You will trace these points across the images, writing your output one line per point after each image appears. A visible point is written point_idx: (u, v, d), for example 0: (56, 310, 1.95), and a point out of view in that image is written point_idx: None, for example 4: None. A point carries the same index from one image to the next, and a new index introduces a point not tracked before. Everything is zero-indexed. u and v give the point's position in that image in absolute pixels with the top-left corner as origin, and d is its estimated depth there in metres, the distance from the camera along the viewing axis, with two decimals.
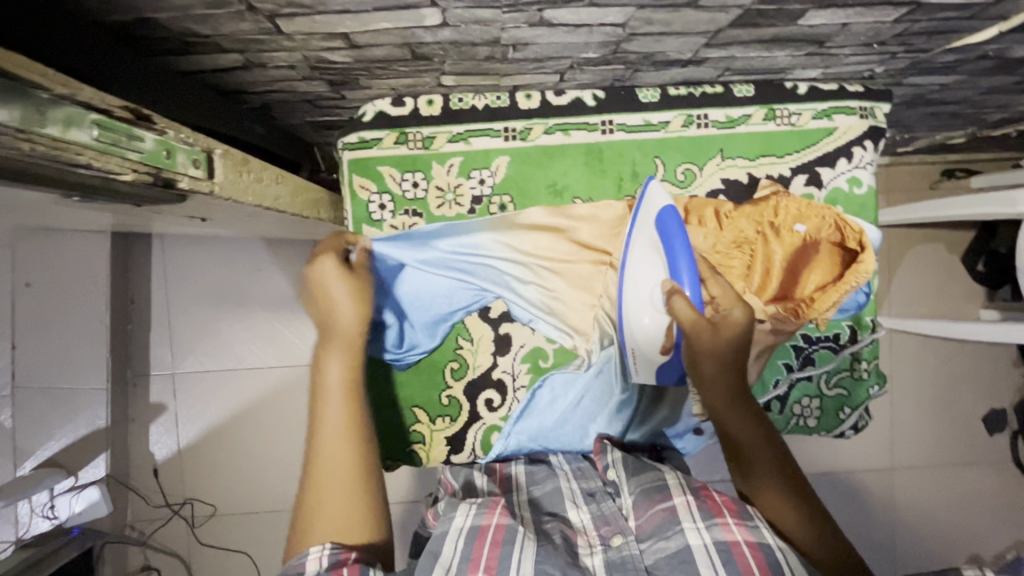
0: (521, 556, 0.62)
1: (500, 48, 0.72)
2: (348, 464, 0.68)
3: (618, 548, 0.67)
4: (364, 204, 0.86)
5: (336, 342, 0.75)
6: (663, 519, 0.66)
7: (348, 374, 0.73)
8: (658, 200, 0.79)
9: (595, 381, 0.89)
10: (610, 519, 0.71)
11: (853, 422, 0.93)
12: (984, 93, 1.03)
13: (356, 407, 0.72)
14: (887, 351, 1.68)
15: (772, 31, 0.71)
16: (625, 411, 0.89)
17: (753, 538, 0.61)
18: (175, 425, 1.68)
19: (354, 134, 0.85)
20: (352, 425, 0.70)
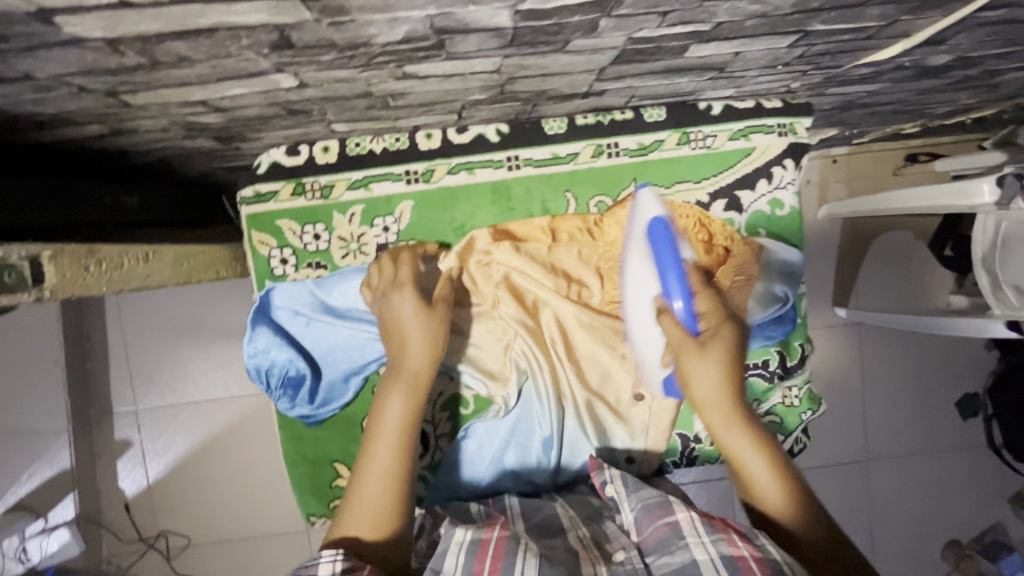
0: (523, 567, 0.57)
1: (377, 99, 0.69)
2: (371, 522, 0.62)
3: (622, 563, 0.63)
4: (265, 260, 0.82)
5: (401, 380, 0.70)
6: (666, 534, 0.63)
7: (406, 417, 0.68)
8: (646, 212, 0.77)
9: (516, 423, 0.85)
10: (613, 539, 0.69)
11: (787, 447, 0.90)
12: (919, 93, 0.99)
13: (405, 455, 0.66)
14: (855, 345, 1.66)
15: (662, 64, 0.67)
16: (550, 452, 0.85)
17: (761, 554, 0.56)
18: (139, 461, 1.65)
19: (249, 187, 0.82)
20: (397, 471, 0.65)
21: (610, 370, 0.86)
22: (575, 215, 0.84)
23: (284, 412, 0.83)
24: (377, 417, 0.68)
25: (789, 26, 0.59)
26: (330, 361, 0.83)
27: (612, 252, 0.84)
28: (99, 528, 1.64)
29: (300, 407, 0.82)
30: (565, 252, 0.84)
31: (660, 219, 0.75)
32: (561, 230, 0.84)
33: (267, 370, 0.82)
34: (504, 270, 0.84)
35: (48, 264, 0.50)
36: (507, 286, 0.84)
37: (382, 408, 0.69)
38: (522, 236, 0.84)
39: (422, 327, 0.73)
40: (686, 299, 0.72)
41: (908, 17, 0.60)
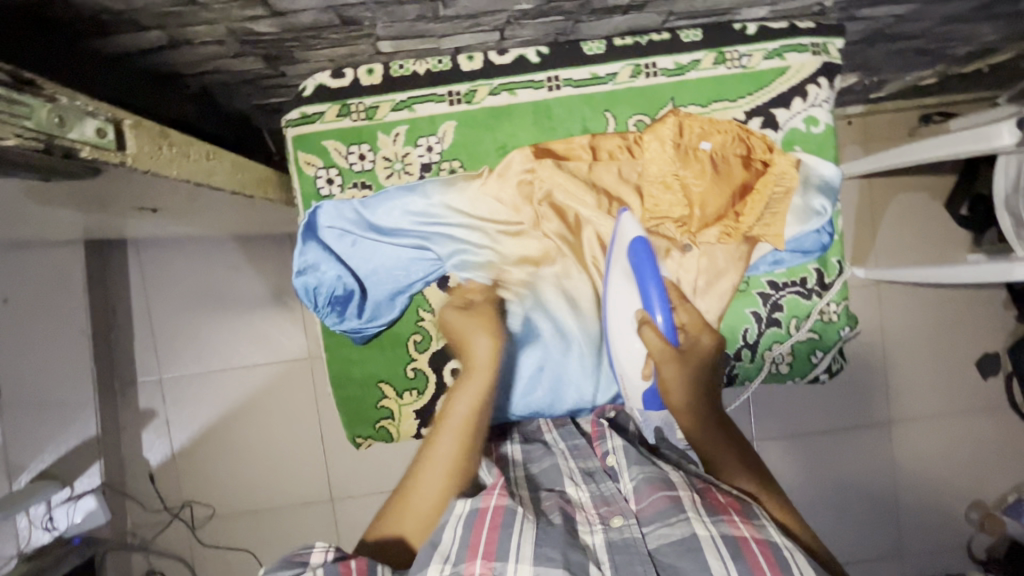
0: (520, 539, 0.62)
1: (428, 6, 0.70)
2: (438, 497, 0.73)
3: (619, 530, 0.66)
4: (311, 180, 0.84)
5: (461, 387, 0.84)
6: (667, 505, 0.66)
7: (468, 415, 0.81)
8: (628, 231, 0.81)
9: (559, 341, 0.87)
10: (610, 500, 0.71)
11: (827, 365, 0.92)
12: (943, 23, 1.01)
13: (467, 448, 0.77)
14: (876, 305, 1.67)
15: None
16: (592, 369, 0.88)
17: (760, 535, 0.61)
18: (165, 430, 1.60)
19: (296, 110, 0.84)
20: (462, 457, 0.76)
21: None
22: (618, 131, 0.86)
23: (332, 327, 0.84)
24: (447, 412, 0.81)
25: None
26: (376, 280, 0.84)
27: (651, 168, 0.84)
28: (125, 498, 1.60)
29: (348, 321, 0.84)
30: (609, 170, 0.85)
31: (641, 239, 0.80)
32: (601, 148, 0.85)
33: (315, 286, 0.83)
34: (546, 188, 0.84)
35: (129, 131, 0.52)
36: (553, 205, 0.85)
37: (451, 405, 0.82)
38: (563, 154, 0.85)
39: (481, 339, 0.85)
40: (666, 312, 0.80)
41: None
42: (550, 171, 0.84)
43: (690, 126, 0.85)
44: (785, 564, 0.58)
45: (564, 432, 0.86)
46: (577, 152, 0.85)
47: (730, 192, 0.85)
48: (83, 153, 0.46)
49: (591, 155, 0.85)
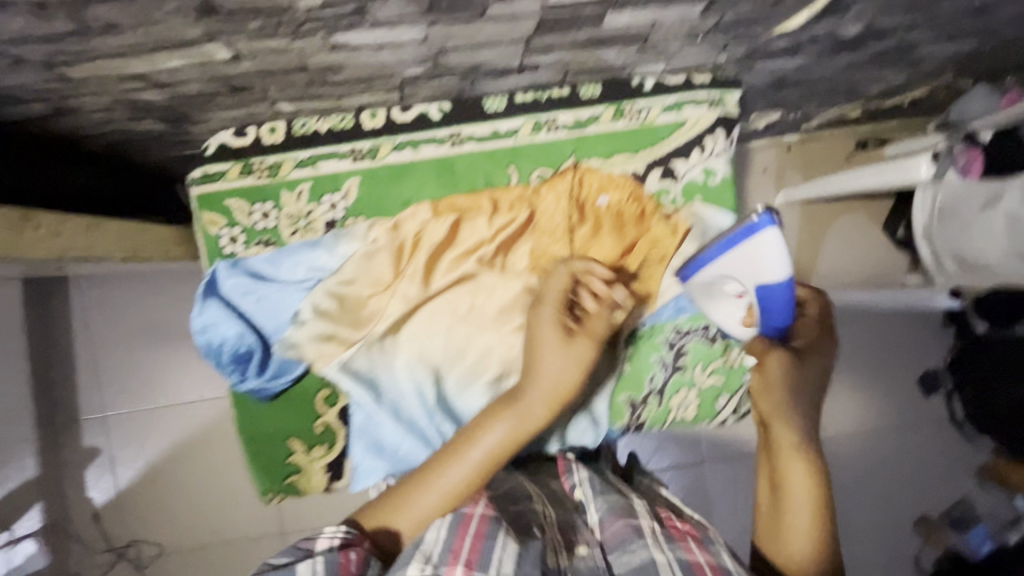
0: (503, 553, 0.59)
1: (315, 74, 0.72)
2: (425, 512, 0.67)
3: (584, 558, 0.64)
4: (214, 239, 0.84)
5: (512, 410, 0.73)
6: (626, 532, 0.65)
7: (499, 446, 0.71)
8: (763, 246, 0.69)
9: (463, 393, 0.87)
10: (574, 529, 0.69)
11: (734, 407, 0.93)
12: (847, 70, 1.04)
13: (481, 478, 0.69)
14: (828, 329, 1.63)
15: (586, 33, 0.71)
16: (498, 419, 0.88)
17: (715, 561, 0.61)
18: (110, 468, 1.45)
19: (198, 169, 0.84)
20: (464, 484, 0.68)
21: None
22: (519, 184, 0.88)
23: (233, 385, 0.84)
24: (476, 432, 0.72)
25: None
26: (280, 335, 0.84)
27: (545, 221, 0.87)
28: (71, 538, 1.43)
29: (250, 381, 0.83)
30: (499, 225, 0.87)
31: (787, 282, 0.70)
32: (501, 201, 0.87)
33: (218, 343, 0.83)
34: (445, 241, 0.86)
35: None
36: (434, 263, 0.86)
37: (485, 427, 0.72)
38: (461, 208, 0.86)
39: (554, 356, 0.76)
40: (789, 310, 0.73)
41: None
42: (448, 226, 0.86)
43: (588, 181, 0.89)
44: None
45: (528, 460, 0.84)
46: (479, 206, 0.86)
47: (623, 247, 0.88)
48: None
49: (492, 209, 0.87)
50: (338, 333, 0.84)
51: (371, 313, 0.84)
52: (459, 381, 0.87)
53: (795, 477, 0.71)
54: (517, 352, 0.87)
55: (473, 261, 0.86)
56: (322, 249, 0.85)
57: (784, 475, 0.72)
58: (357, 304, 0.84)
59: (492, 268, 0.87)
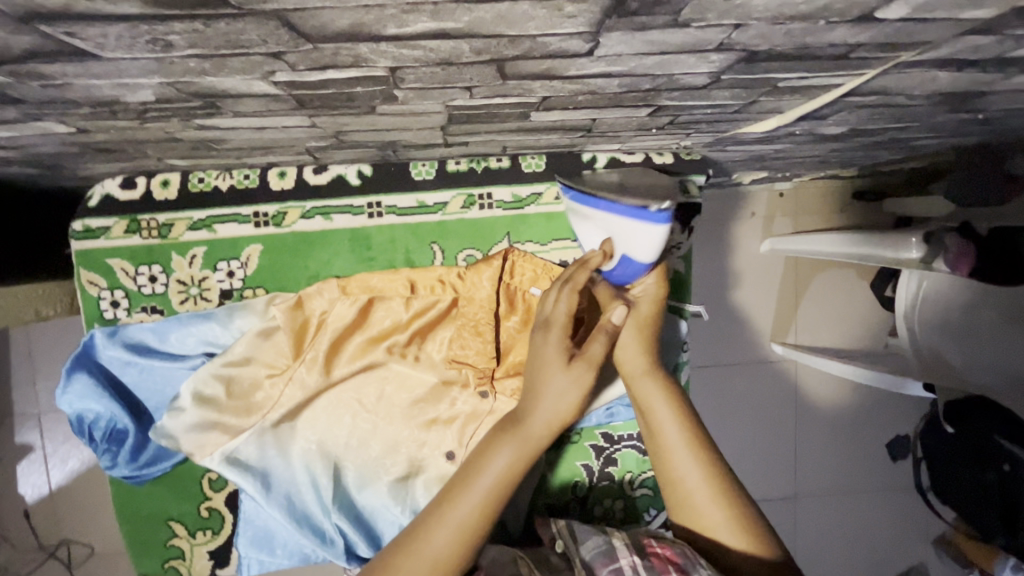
0: None
1: (195, 143, 0.61)
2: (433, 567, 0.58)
3: None
4: (93, 301, 0.75)
5: (515, 434, 0.64)
6: None
7: (508, 478, 0.62)
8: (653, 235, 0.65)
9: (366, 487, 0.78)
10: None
11: (663, 521, 0.85)
12: (834, 151, 0.93)
13: (487, 519, 0.61)
14: (792, 389, 1.56)
15: (514, 124, 0.60)
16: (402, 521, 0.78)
17: None
18: (43, 466, 1.51)
19: (78, 221, 0.74)
20: (473, 526, 0.60)
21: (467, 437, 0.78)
22: (441, 266, 0.77)
23: (104, 469, 0.75)
24: (480, 462, 0.63)
25: (634, 100, 0.52)
26: (162, 414, 0.76)
27: (467, 310, 0.76)
28: None
29: (121, 467, 0.75)
30: (415, 311, 0.77)
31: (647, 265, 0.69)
32: (419, 283, 0.76)
33: (86, 424, 0.74)
34: (348, 323, 0.76)
35: None
36: (337, 350, 0.77)
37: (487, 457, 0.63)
38: (371, 290, 0.76)
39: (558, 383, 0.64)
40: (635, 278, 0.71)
41: (767, 98, 0.54)
42: (354, 307, 0.76)
43: (520, 266, 0.78)
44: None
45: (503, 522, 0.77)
46: (393, 290, 0.76)
47: None
48: None
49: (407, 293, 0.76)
50: (225, 421, 0.76)
51: (263, 400, 0.76)
52: (359, 478, 0.79)
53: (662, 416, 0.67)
54: (426, 451, 0.79)
55: (384, 349, 0.78)
56: (210, 327, 0.75)
57: (654, 416, 0.68)
58: (251, 387, 0.76)
59: (403, 358, 0.78)
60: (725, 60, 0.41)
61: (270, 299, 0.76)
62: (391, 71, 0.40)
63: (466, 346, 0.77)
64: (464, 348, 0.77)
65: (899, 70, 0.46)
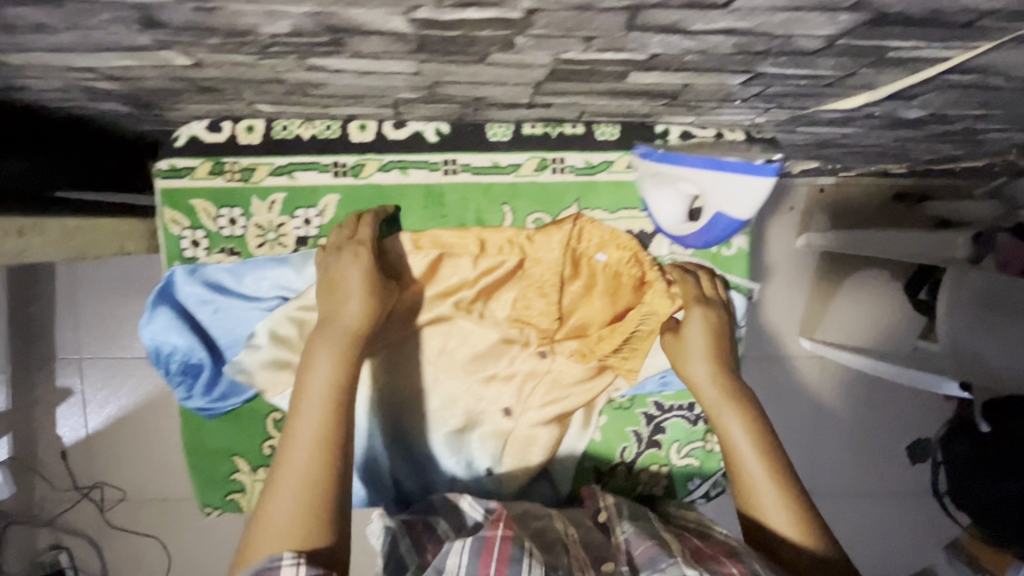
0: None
1: (295, 87, 0.63)
2: (302, 496, 0.56)
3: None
4: (175, 240, 0.77)
5: (328, 336, 0.65)
6: (660, 551, 0.61)
7: (336, 382, 0.62)
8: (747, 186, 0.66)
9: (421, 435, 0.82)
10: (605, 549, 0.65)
11: (704, 491, 0.87)
12: (898, 141, 0.93)
13: (341, 418, 0.60)
14: (818, 384, 1.57)
15: (606, 86, 0.62)
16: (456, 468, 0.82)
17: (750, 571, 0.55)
18: (82, 410, 1.57)
19: (165, 161, 0.76)
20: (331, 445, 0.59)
21: (519, 392, 0.82)
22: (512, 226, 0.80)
23: (180, 400, 0.79)
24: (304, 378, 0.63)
25: (736, 64, 0.53)
26: (234, 353, 0.79)
27: (534, 271, 0.80)
28: (36, 472, 1.57)
29: (197, 398, 0.79)
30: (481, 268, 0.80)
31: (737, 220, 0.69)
32: (489, 243, 0.79)
33: (166, 355, 0.78)
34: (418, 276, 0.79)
35: None
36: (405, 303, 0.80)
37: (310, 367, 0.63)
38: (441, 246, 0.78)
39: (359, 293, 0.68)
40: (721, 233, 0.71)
41: (867, 71, 0.55)
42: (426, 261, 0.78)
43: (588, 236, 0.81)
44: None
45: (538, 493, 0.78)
46: (463, 246, 0.79)
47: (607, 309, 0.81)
48: None
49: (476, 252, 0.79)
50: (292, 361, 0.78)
51: None
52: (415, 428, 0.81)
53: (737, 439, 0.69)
54: (482, 405, 0.82)
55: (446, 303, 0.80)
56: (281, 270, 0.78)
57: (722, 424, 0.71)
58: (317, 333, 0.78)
59: (469, 314, 0.81)
60: (850, 21, 0.42)
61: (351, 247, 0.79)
62: (527, 14, 0.42)
63: (525, 304, 0.80)
64: (522, 305, 0.80)
65: (1013, 44, 0.46)
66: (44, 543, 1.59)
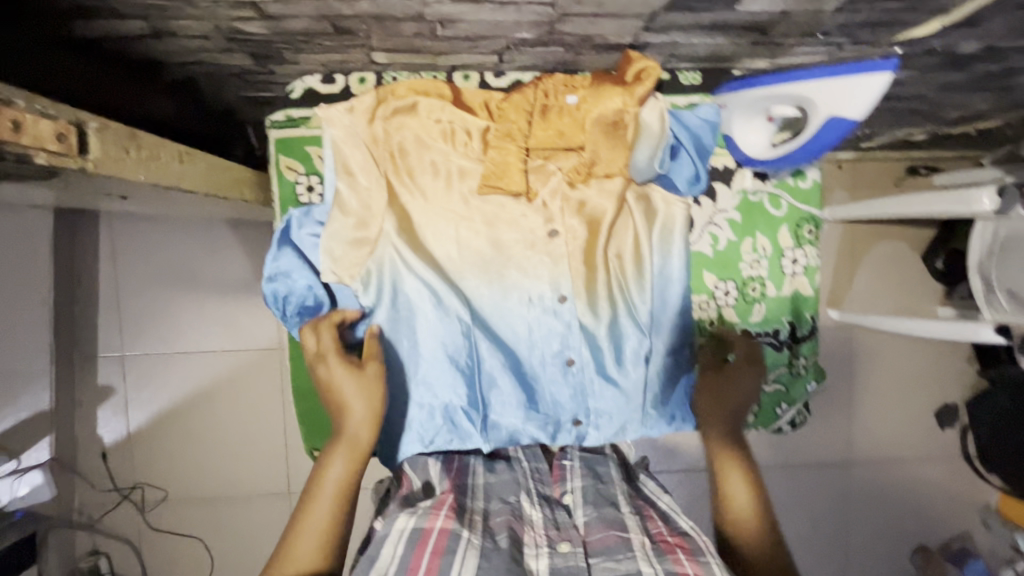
0: (462, 568, 0.58)
1: (427, 25, 0.68)
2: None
3: (564, 556, 0.64)
4: (291, 185, 0.84)
5: (342, 441, 0.72)
6: (614, 543, 0.65)
7: (346, 480, 0.70)
8: (861, 86, 0.64)
9: (452, 326, 0.84)
10: (562, 528, 0.68)
11: (790, 417, 0.92)
12: (938, 90, 1.02)
13: (345, 514, 0.68)
14: (851, 350, 1.61)
15: (711, 17, 0.68)
16: (510, 356, 0.85)
17: (703, 572, 0.57)
18: (123, 409, 1.52)
19: (280, 112, 0.83)
20: (341, 512, 0.68)
21: (555, 217, 0.84)
22: (482, 91, 0.82)
23: (299, 339, 0.84)
24: (317, 481, 0.69)
25: None
26: (346, 294, 0.83)
27: (504, 122, 0.81)
28: (74, 474, 1.50)
29: None
30: (537, 137, 0.81)
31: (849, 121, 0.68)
32: (456, 119, 0.81)
33: (283, 299, 0.81)
34: (403, 137, 0.82)
35: (93, 134, 0.49)
36: (426, 167, 0.83)
37: (323, 471, 0.70)
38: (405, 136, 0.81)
39: (365, 398, 0.74)
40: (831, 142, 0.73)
41: None
42: (416, 119, 0.81)
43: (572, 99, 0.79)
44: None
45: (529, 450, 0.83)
46: (433, 107, 0.81)
47: (601, 127, 0.80)
48: (37, 157, 0.43)
49: (440, 104, 0.81)
50: (365, 239, 0.82)
51: (397, 209, 0.83)
52: (495, 318, 0.85)
53: (737, 488, 0.72)
54: (533, 238, 0.84)
55: (457, 172, 0.83)
56: (349, 160, 0.81)
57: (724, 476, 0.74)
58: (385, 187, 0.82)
59: (471, 152, 0.82)
60: None
61: (382, 93, 0.81)
62: None
63: (494, 151, 0.81)
64: (496, 150, 0.81)
65: None
66: (82, 550, 1.53)
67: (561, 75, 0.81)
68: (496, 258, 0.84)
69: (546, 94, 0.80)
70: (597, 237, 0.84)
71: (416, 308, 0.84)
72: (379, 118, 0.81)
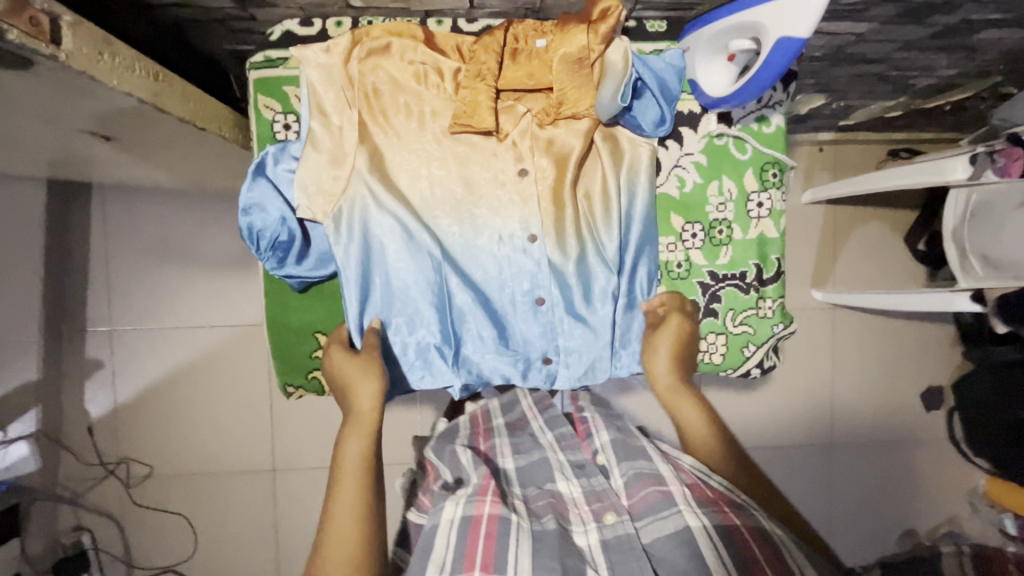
0: (517, 548, 0.63)
1: None
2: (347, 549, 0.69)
3: (612, 526, 0.69)
4: (268, 123, 0.87)
5: (354, 421, 0.80)
6: (656, 499, 0.71)
7: (365, 454, 0.78)
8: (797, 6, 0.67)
9: (423, 263, 0.86)
10: (601, 496, 0.76)
11: (758, 360, 0.95)
12: (902, 49, 1.05)
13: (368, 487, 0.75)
14: (837, 330, 1.57)
15: None
16: (481, 293, 0.87)
17: (748, 522, 0.65)
18: (110, 382, 1.46)
19: (260, 53, 0.86)
20: (365, 491, 0.74)
21: (525, 158, 0.86)
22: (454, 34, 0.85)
23: (274, 271, 0.86)
24: (339, 460, 0.77)
25: None
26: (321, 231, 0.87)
27: (473, 63, 0.83)
28: (59, 448, 1.44)
29: (289, 268, 0.86)
30: (507, 77, 0.83)
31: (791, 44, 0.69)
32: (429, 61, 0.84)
33: (258, 232, 0.83)
34: (377, 78, 0.84)
35: (65, 28, 0.52)
36: (399, 108, 0.85)
37: (342, 451, 0.78)
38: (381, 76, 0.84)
39: (370, 377, 0.81)
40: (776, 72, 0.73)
41: None
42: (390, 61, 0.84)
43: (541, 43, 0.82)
44: (773, 546, 0.62)
45: (550, 422, 0.92)
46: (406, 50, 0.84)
47: (566, 69, 0.81)
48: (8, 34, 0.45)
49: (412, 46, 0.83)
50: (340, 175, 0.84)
51: (368, 149, 0.85)
52: (465, 257, 0.87)
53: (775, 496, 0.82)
54: (502, 178, 0.86)
55: (431, 113, 0.86)
56: (323, 100, 0.83)
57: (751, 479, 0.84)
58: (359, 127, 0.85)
59: (444, 93, 0.85)
60: None
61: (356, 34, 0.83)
62: None
63: (464, 90, 0.83)
64: (466, 90, 0.82)
65: None
66: (65, 525, 1.46)
67: (530, 20, 0.83)
68: (468, 198, 0.86)
69: (513, 37, 0.83)
70: (565, 179, 0.87)
71: (389, 245, 0.86)
72: (354, 59, 0.83)
